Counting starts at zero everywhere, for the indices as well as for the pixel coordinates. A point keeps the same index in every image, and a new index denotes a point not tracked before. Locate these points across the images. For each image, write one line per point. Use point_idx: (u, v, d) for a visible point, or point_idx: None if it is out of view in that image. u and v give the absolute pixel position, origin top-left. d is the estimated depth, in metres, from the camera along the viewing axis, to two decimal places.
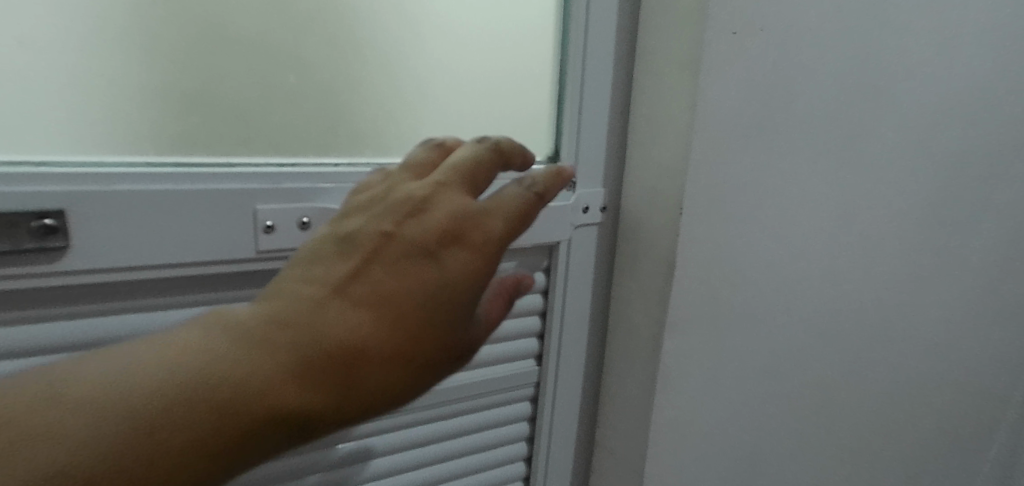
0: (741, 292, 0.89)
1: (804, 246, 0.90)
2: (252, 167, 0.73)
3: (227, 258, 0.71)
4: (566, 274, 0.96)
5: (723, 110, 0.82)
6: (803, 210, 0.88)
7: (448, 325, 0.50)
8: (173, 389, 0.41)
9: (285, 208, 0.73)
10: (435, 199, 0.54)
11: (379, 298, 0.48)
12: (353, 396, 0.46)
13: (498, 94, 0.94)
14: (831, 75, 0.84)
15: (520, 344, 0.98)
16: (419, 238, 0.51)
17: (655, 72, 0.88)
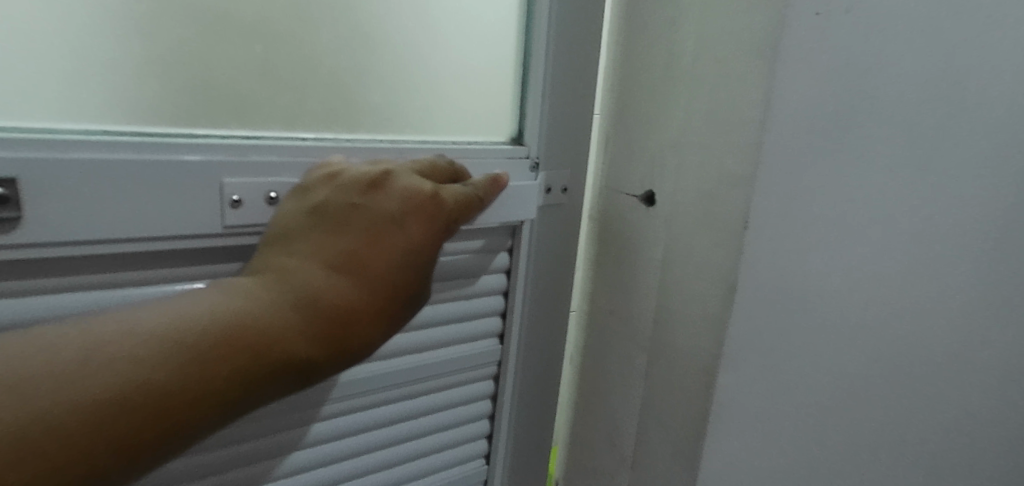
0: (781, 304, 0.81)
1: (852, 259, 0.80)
2: (217, 139, 0.70)
3: (195, 233, 0.69)
4: (528, 253, 0.98)
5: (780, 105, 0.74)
6: (845, 204, 0.78)
7: (402, 282, 0.62)
8: (203, 329, 0.51)
9: (251, 182, 0.71)
10: (392, 182, 0.67)
11: (355, 258, 0.60)
12: (336, 336, 0.57)
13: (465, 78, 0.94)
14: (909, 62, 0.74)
15: (484, 324, 0.98)
16: (381, 211, 0.64)
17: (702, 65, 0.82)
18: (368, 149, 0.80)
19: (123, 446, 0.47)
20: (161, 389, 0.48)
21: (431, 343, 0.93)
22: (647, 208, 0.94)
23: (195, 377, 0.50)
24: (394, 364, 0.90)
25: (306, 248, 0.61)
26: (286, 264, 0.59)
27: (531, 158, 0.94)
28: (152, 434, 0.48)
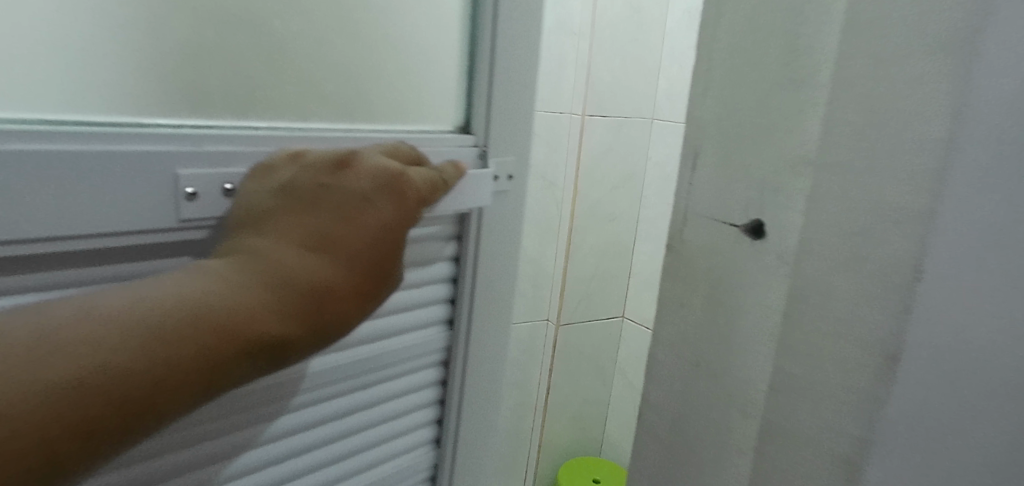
0: None
1: None
2: (154, 128, 0.60)
3: (134, 228, 0.57)
4: (478, 239, 0.89)
5: None
6: None
7: (382, 258, 0.58)
8: (173, 306, 0.45)
9: (208, 173, 0.61)
10: (363, 161, 0.63)
11: (334, 238, 0.55)
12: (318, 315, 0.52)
13: None
14: None
15: (431, 313, 0.89)
16: (351, 191, 0.60)
17: None
18: (329, 139, 0.70)
19: (72, 436, 0.40)
20: (122, 370, 0.41)
21: (376, 334, 0.82)
22: None
23: (160, 359, 0.43)
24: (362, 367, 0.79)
25: (277, 226, 0.55)
26: (256, 243, 0.54)
27: (479, 146, 0.85)
28: (115, 421, 0.41)
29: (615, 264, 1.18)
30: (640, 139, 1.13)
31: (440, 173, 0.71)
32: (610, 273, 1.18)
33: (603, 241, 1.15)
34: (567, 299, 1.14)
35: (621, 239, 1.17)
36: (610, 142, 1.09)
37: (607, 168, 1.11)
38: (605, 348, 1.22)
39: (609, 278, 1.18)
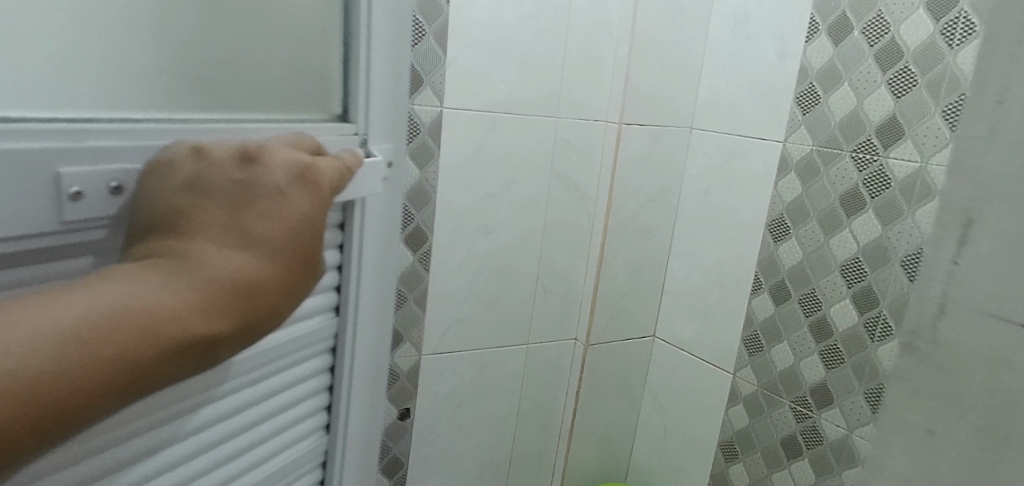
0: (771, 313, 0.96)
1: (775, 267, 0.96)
2: (53, 119, 0.41)
3: (12, 228, 0.38)
4: (364, 235, 0.66)
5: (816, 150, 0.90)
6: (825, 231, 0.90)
7: (313, 259, 0.48)
8: (113, 306, 0.36)
9: (93, 170, 0.42)
10: (275, 151, 0.49)
11: (262, 229, 0.45)
12: (259, 321, 0.43)
13: (482, 80, 0.86)
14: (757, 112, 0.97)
15: (315, 330, 0.64)
16: (252, 187, 0.46)
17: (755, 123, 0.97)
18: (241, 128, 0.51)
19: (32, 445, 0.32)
20: (76, 384, 0.34)
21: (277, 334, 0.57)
22: (778, 240, 0.95)
23: (113, 365, 0.35)
24: (256, 396, 0.58)
25: (187, 233, 0.43)
26: (170, 242, 0.43)
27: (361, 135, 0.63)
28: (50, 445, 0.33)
29: (648, 280, 1.09)
30: (678, 149, 1.05)
31: (352, 156, 0.57)
32: (643, 290, 1.09)
33: (636, 256, 1.06)
34: (597, 319, 1.05)
35: (655, 253, 1.09)
36: (648, 152, 1.00)
37: (643, 177, 1.02)
38: (636, 369, 1.13)
39: (642, 295, 1.09)
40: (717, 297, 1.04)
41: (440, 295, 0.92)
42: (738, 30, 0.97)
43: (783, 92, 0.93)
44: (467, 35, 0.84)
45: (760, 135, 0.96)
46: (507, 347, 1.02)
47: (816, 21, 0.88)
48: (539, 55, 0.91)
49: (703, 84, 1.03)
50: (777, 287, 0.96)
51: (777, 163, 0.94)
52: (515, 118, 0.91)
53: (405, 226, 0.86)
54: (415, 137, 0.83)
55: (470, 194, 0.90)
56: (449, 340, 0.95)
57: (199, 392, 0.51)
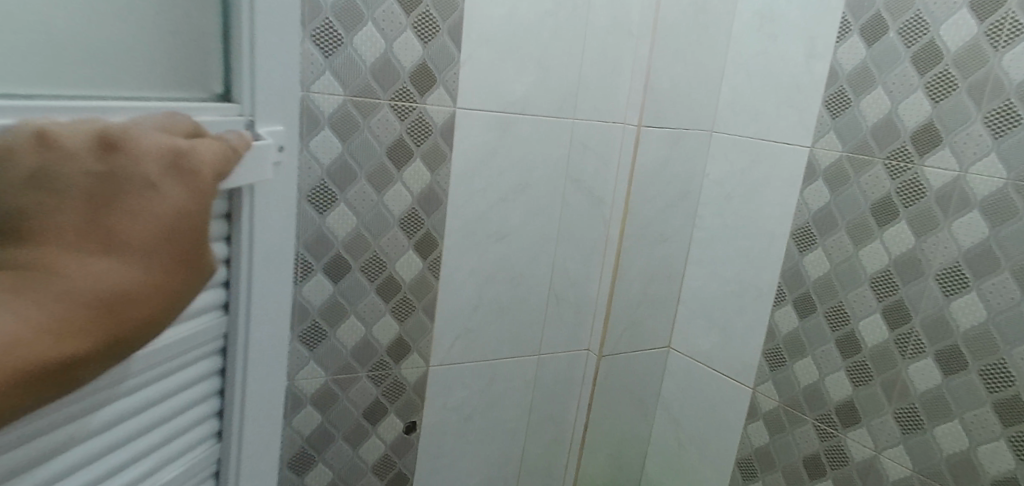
0: (794, 325, 0.92)
1: (799, 277, 0.91)
2: None
3: None
4: (251, 224, 0.65)
5: (846, 157, 0.85)
6: (852, 242, 0.85)
7: (201, 252, 0.52)
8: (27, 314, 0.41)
9: None
10: (139, 140, 0.48)
11: (130, 229, 0.47)
12: (148, 324, 0.48)
13: (497, 79, 0.82)
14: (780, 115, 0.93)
15: (199, 329, 0.62)
16: (107, 186, 0.46)
17: (779, 127, 0.93)
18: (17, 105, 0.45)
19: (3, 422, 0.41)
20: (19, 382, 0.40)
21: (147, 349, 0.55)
22: (802, 249, 0.91)
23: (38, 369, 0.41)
24: (139, 402, 0.57)
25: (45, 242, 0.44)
26: (26, 252, 0.44)
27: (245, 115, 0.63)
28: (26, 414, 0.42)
29: (664, 289, 1.05)
30: (698, 153, 1.01)
31: (238, 138, 0.57)
32: (659, 299, 1.05)
33: (653, 263, 1.02)
34: (611, 329, 1.01)
35: (672, 261, 1.04)
36: (666, 155, 0.96)
37: (663, 182, 0.98)
38: (650, 381, 1.09)
39: (657, 305, 1.05)
40: (737, 308, 0.99)
41: (450, 304, 0.88)
42: (764, 29, 0.93)
43: (811, 95, 0.89)
44: (482, 32, 0.79)
45: (784, 140, 0.92)
46: (518, 358, 0.97)
47: (848, 21, 0.84)
48: (556, 53, 0.87)
49: (725, 86, 0.99)
50: (801, 299, 0.91)
51: (804, 169, 0.90)
52: (530, 120, 0.87)
53: (414, 232, 0.82)
54: (426, 139, 0.79)
55: (482, 198, 0.86)
56: (458, 350, 0.90)
57: (84, 399, 0.51)
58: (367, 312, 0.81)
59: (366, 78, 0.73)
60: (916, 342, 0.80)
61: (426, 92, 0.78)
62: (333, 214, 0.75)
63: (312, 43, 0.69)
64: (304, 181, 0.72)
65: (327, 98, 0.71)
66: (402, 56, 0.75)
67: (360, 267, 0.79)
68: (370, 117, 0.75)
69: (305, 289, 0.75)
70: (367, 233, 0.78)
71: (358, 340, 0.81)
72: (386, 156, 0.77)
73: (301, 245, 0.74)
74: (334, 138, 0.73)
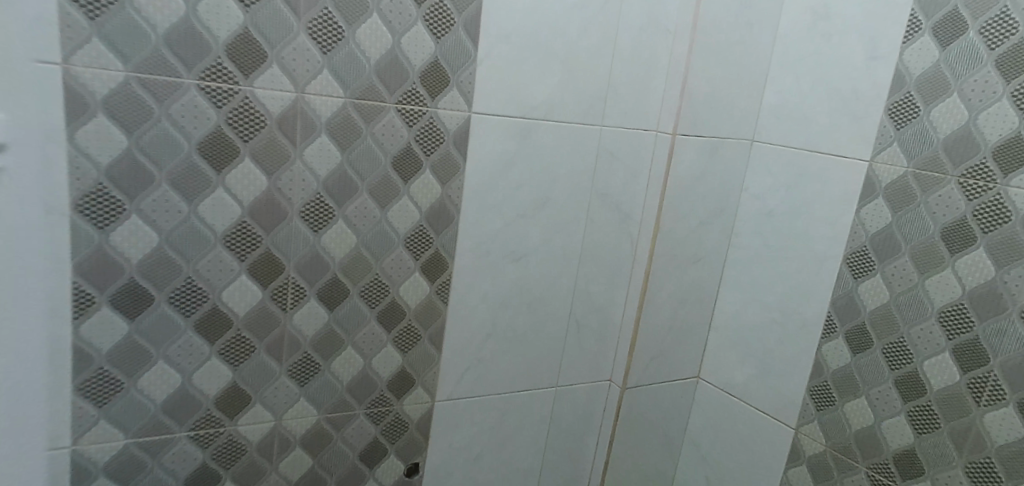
0: (844, 361, 0.82)
1: (851, 308, 0.81)
2: None
3: None
4: None
5: (911, 174, 0.75)
6: (916, 270, 0.75)
7: None
8: None
9: None
10: None
11: None
12: None
13: (518, 80, 0.72)
14: (833, 124, 0.82)
15: None
16: None
17: (832, 137, 0.82)
18: None
19: None
20: None
21: None
22: (858, 275, 0.80)
23: None
24: None
25: None
26: None
27: None
28: None
29: (697, 314, 0.95)
30: (737, 164, 0.91)
31: None
32: (690, 326, 0.94)
33: (685, 286, 0.91)
34: (637, 359, 0.91)
35: (705, 284, 0.94)
36: (704, 168, 0.85)
37: (697, 197, 0.86)
38: (678, 416, 0.98)
39: (688, 332, 0.95)
40: (778, 338, 0.89)
41: (459, 332, 0.78)
42: (817, 27, 0.83)
43: (871, 103, 0.78)
44: (503, 26, 0.69)
45: (838, 152, 0.82)
46: (533, 391, 0.88)
47: (917, 19, 0.73)
48: (583, 52, 0.77)
49: (770, 90, 0.89)
50: (854, 332, 0.81)
51: (861, 186, 0.80)
52: (553, 127, 0.77)
53: (421, 252, 0.72)
54: (437, 147, 0.70)
55: (497, 214, 0.77)
56: (467, 383, 0.81)
57: None
58: (365, 343, 0.71)
59: (369, 78, 0.63)
60: (994, 390, 0.69)
61: (438, 95, 0.68)
62: (329, 233, 0.66)
63: (308, 36, 0.59)
64: (296, 195, 0.63)
65: (324, 100, 0.62)
66: (411, 53, 0.65)
67: (359, 293, 0.69)
68: (374, 122, 0.65)
69: (295, 318, 0.66)
70: (368, 254, 0.69)
71: (355, 374, 0.71)
72: (391, 167, 0.67)
73: (292, 268, 0.64)
74: (331, 146, 0.63)
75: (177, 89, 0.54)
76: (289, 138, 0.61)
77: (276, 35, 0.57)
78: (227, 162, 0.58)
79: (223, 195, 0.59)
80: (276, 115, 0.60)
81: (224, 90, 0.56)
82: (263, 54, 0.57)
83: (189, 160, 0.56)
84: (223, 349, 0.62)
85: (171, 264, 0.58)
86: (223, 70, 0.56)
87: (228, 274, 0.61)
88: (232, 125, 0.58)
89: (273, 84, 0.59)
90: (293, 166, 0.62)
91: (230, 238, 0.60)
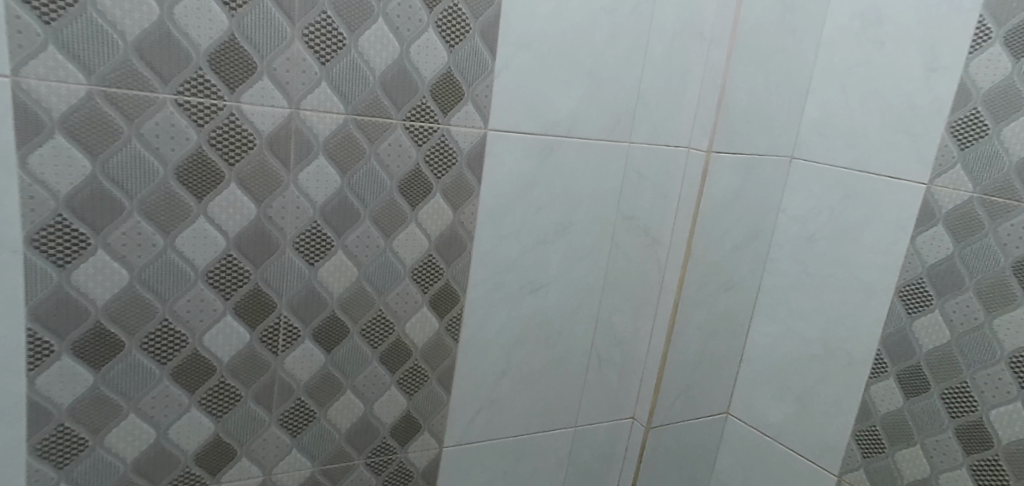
0: (894, 405, 0.74)
1: (904, 346, 0.73)
2: None
3: None
4: None
5: (978, 200, 0.67)
6: (983, 307, 0.67)
7: None
8: None
9: None
10: None
11: None
12: None
13: (539, 93, 0.65)
14: (884, 141, 0.74)
15: None
16: None
17: (883, 156, 0.74)
18: None
19: None
20: None
21: None
22: (913, 310, 0.72)
23: None
24: None
25: None
26: None
27: None
28: None
29: (728, 346, 0.86)
30: (775, 184, 0.82)
31: None
32: (721, 359, 0.86)
33: (715, 316, 0.82)
34: (663, 394, 0.82)
35: (737, 313, 0.86)
36: (740, 188, 0.76)
37: (731, 219, 0.77)
38: (704, 456, 0.91)
39: (719, 366, 0.87)
40: (818, 376, 0.81)
41: (471, 371, 0.71)
42: (866, 34, 0.74)
43: (930, 119, 0.70)
44: (524, 33, 0.62)
45: (890, 173, 0.73)
46: (548, 432, 0.81)
47: (987, 24, 0.65)
48: (610, 62, 0.69)
49: (811, 102, 0.81)
50: (908, 373, 0.73)
51: (918, 212, 0.71)
52: (576, 144, 0.70)
53: (429, 285, 0.65)
54: (449, 169, 0.62)
55: (513, 242, 0.69)
56: (479, 426, 0.74)
57: None
58: (367, 386, 0.64)
59: (374, 91, 0.56)
60: None
61: (450, 110, 0.60)
62: (327, 266, 0.58)
63: (304, 43, 0.52)
64: (290, 224, 0.55)
65: (322, 117, 0.54)
66: (420, 63, 0.57)
67: (360, 331, 0.62)
68: (378, 141, 0.57)
69: (287, 362, 0.58)
70: (370, 289, 0.61)
71: (355, 422, 0.64)
72: (397, 191, 0.60)
73: (285, 306, 0.57)
74: (330, 169, 0.56)
75: (151, 104, 0.47)
76: (282, 160, 0.53)
77: (266, 43, 0.50)
78: (210, 188, 0.51)
79: (206, 226, 0.51)
80: (266, 134, 0.52)
81: (206, 106, 0.49)
82: (251, 64, 0.50)
83: (165, 186, 0.49)
84: (204, 399, 0.55)
85: (144, 305, 0.50)
86: (204, 83, 0.48)
87: (211, 315, 0.54)
88: (215, 145, 0.50)
89: (263, 99, 0.51)
90: (286, 192, 0.54)
91: (213, 274, 0.53)
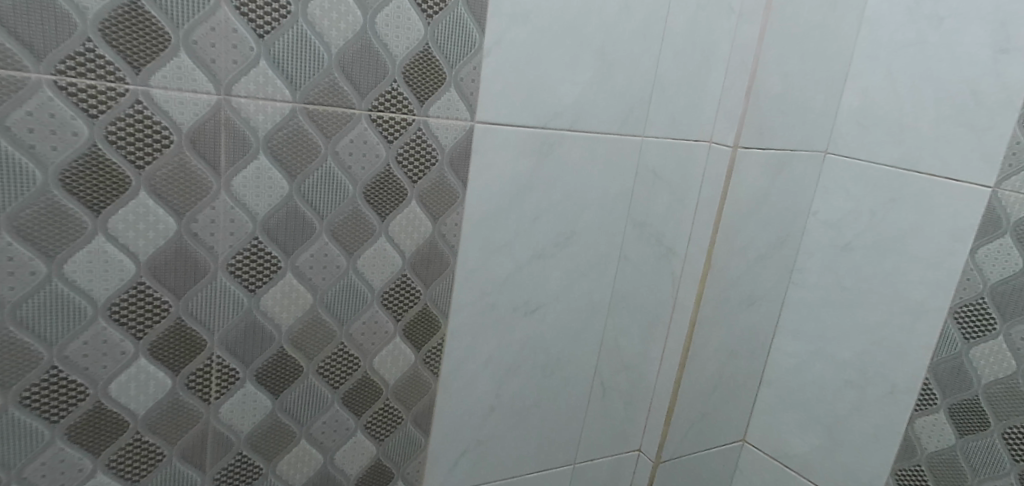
0: (942, 442, 0.65)
1: (958, 377, 0.63)
2: None
3: None
4: None
5: None
6: None
7: None
8: None
9: None
10: None
11: None
12: None
13: (537, 76, 0.53)
14: (938, 137, 0.62)
15: None
16: None
17: (936, 154, 0.63)
18: None
19: None
20: None
21: None
22: (971, 335, 0.62)
23: None
24: None
25: None
26: None
27: None
28: None
29: (748, 367, 0.76)
30: (807, 184, 0.71)
31: None
32: (742, 382, 0.76)
33: (736, 337, 0.71)
34: (674, 426, 0.71)
35: (760, 330, 0.75)
36: (769, 189, 0.65)
37: (758, 225, 0.66)
38: None
39: (740, 390, 0.76)
40: (852, 404, 0.71)
41: (455, 409, 0.60)
42: (921, 9, 0.63)
43: (998, 110, 0.58)
44: (520, 1, 0.50)
45: (946, 173, 0.62)
46: (543, 471, 0.70)
47: None
48: (622, 38, 0.58)
49: (850, 89, 0.69)
50: (962, 408, 0.63)
51: (979, 222, 0.61)
52: (579, 138, 0.58)
53: (403, 312, 0.54)
54: (426, 170, 0.50)
55: (504, 255, 0.58)
56: (463, 469, 0.63)
57: None
58: (326, 433, 0.53)
59: (329, 73, 0.44)
60: None
61: (428, 98, 0.49)
62: (271, 292, 0.47)
63: (234, 9, 0.39)
64: (222, 242, 0.44)
65: (261, 106, 0.42)
66: (390, 37, 0.45)
67: (315, 370, 0.51)
68: (337, 136, 0.46)
69: (224, 410, 0.47)
70: (329, 319, 0.50)
71: (312, 474, 0.53)
72: (362, 198, 0.48)
73: (218, 343, 0.46)
74: (274, 173, 0.44)
75: (19, 88, 0.34)
76: (209, 162, 0.41)
77: (182, 9, 0.38)
78: (110, 199, 0.39)
79: (107, 248, 0.39)
80: (186, 129, 0.40)
81: (100, 91, 0.37)
82: (161, 36, 0.38)
83: (47, 197, 0.37)
84: (113, 461, 0.44)
85: (24, 351, 0.39)
86: (96, 60, 0.36)
87: (119, 359, 0.42)
88: (115, 143, 0.38)
89: (180, 82, 0.39)
90: (216, 202, 0.42)
91: (120, 308, 0.41)
